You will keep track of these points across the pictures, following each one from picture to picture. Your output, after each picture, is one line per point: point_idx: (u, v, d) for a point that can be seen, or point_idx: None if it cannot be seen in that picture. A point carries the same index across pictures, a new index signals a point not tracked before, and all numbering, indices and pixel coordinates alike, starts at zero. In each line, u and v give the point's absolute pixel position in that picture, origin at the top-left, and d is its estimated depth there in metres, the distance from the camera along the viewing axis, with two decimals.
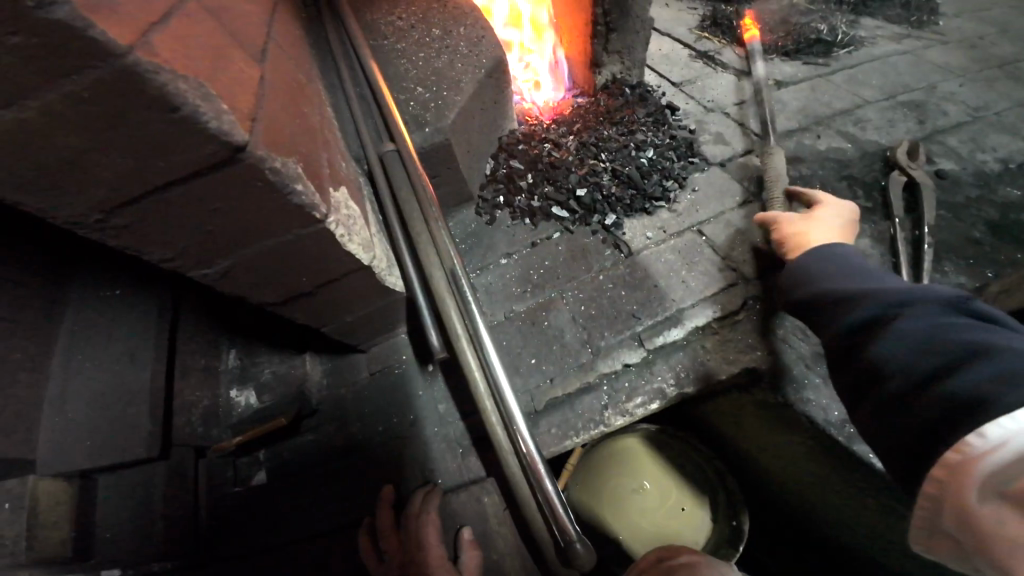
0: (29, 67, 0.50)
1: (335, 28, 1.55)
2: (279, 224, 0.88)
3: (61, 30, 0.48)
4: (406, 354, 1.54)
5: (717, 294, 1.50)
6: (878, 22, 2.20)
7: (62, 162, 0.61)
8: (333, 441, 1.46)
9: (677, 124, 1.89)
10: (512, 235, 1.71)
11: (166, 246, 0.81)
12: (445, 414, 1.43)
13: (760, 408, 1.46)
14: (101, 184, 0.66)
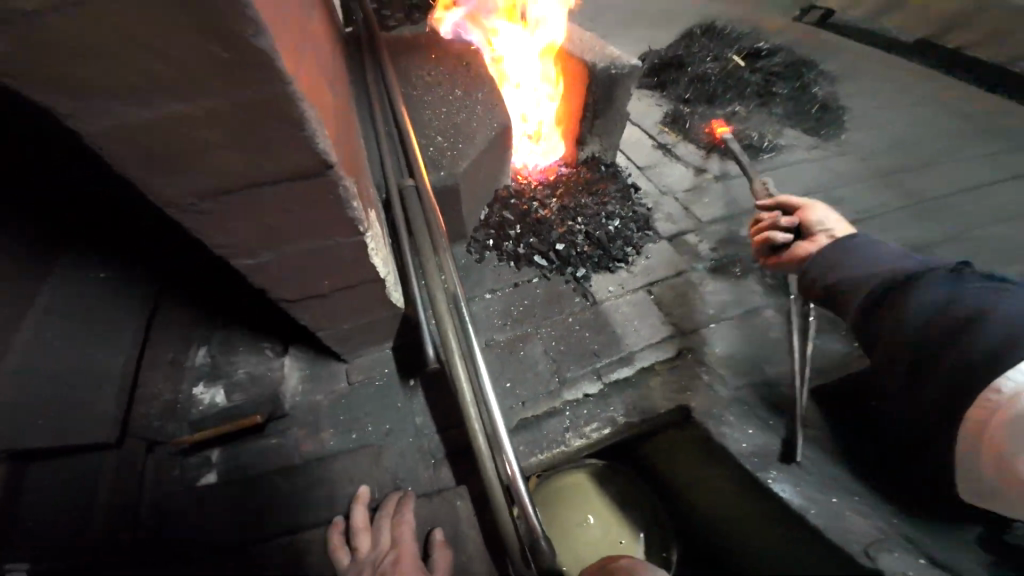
0: (210, 75, 0.64)
1: (370, 72, 1.76)
2: (329, 228, 1.01)
3: (256, 54, 0.63)
4: (388, 367, 1.60)
5: (662, 343, 1.79)
6: (799, 134, 2.83)
7: (193, 149, 0.73)
8: (302, 447, 1.46)
9: (638, 201, 2.28)
10: (498, 274, 1.93)
11: (232, 232, 0.92)
12: (422, 426, 1.49)
13: (692, 443, 1.72)
14: (209, 170, 0.77)
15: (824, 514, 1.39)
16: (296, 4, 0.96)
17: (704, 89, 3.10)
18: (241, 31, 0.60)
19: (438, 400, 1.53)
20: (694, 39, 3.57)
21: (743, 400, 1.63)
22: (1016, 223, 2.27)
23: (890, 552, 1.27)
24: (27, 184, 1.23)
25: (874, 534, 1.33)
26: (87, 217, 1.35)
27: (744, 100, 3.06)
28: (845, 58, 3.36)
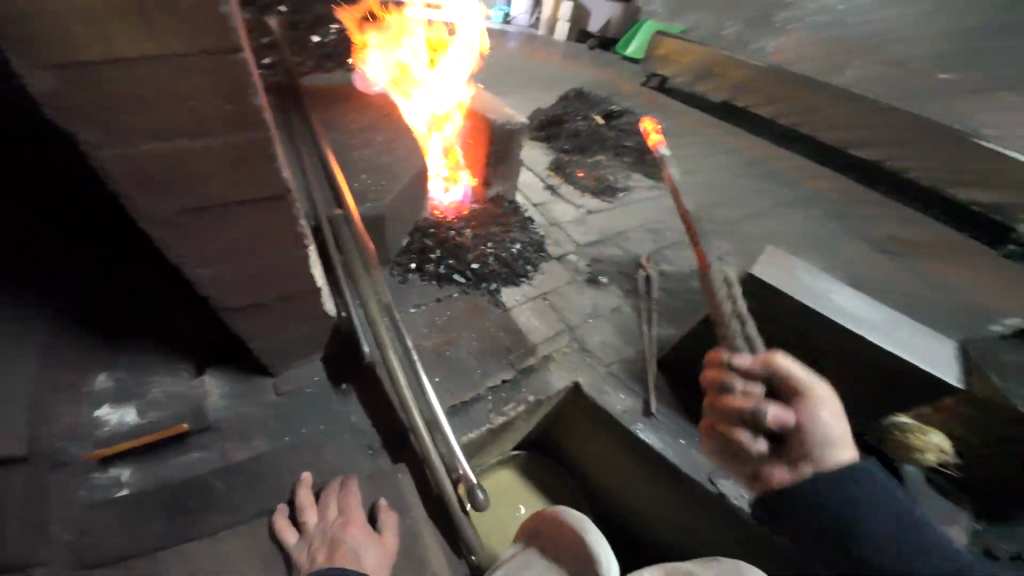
0: (215, 123, 0.88)
1: (298, 123, 2.04)
2: (284, 244, 1.22)
3: (255, 111, 0.89)
4: (318, 375, 1.72)
5: (559, 337, 2.21)
6: (647, 181, 3.71)
7: (185, 174, 0.93)
8: (230, 456, 1.49)
9: (534, 230, 2.79)
10: (424, 291, 2.22)
11: (197, 243, 1.09)
12: (358, 423, 1.65)
13: (588, 417, 2.12)
14: (195, 194, 0.97)
15: (679, 454, 1.88)
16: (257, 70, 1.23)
17: (579, 142, 3.88)
18: (248, 96, 0.86)
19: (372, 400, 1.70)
20: (569, 101, 4.41)
21: (619, 376, 2.11)
22: (787, 241, 3.25)
23: (724, 480, 1.81)
24: (29, 183, 1.66)
25: (713, 467, 1.84)
26: (81, 216, 1.75)
27: (609, 153, 3.90)
28: (675, 125, 4.48)
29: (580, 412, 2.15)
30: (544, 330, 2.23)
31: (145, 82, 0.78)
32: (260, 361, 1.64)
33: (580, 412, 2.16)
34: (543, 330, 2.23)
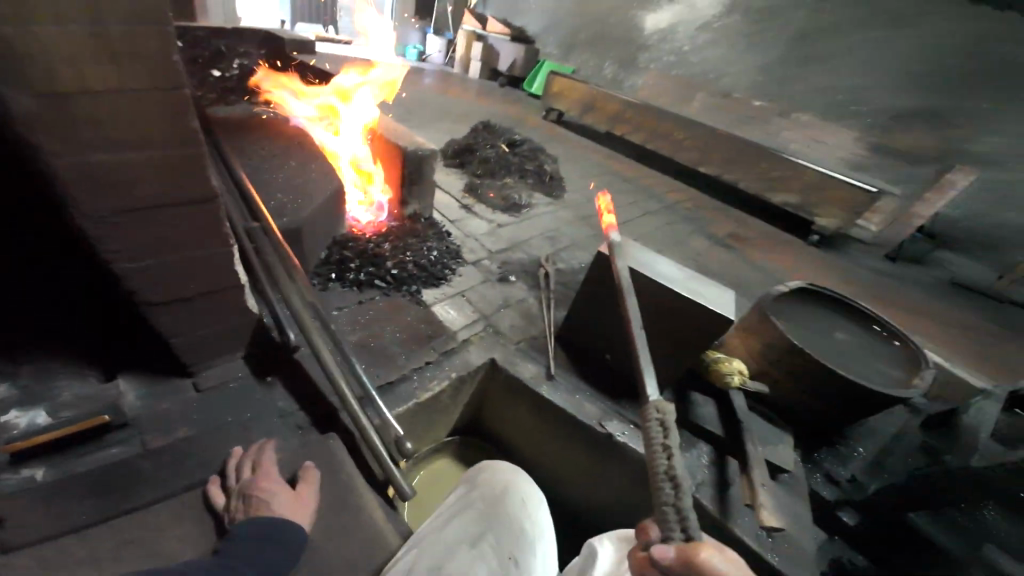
0: (153, 131, 1.14)
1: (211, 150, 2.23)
2: (211, 242, 1.46)
3: (186, 122, 1.17)
4: (241, 370, 1.88)
5: (475, 323, 2.51)
6: (546, 200, 4.31)
7: (126, 181, 1.17)
8: (153, 446, 1.57)
9: (451, 241, 3.14)
10: (348, 297, 2.44)
11: (129, 241, 1.29)
12: (285, 409, 1.83)
13: (505, 392, 2.37)
14: (131, 191, 1.20)
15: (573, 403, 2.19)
16: None
17: (489, 167, 4.36)
18: (186, 120, 1.16)
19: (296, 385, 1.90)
20: (479, 130, 4.85)
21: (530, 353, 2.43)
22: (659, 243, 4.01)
23: (612, 421, 2.16)
24: None
25: (602, 413, 2.19)
26: None
27: (514, 175, 4.45)
28: None
29: (499, 390, 2.41)
30: (462, 320, 2.52)
31: (102, 108, 1.05)
32: (181, 362, 1.76)
33: (497, 389, 2.41)
34: (461, 319, 2.52)
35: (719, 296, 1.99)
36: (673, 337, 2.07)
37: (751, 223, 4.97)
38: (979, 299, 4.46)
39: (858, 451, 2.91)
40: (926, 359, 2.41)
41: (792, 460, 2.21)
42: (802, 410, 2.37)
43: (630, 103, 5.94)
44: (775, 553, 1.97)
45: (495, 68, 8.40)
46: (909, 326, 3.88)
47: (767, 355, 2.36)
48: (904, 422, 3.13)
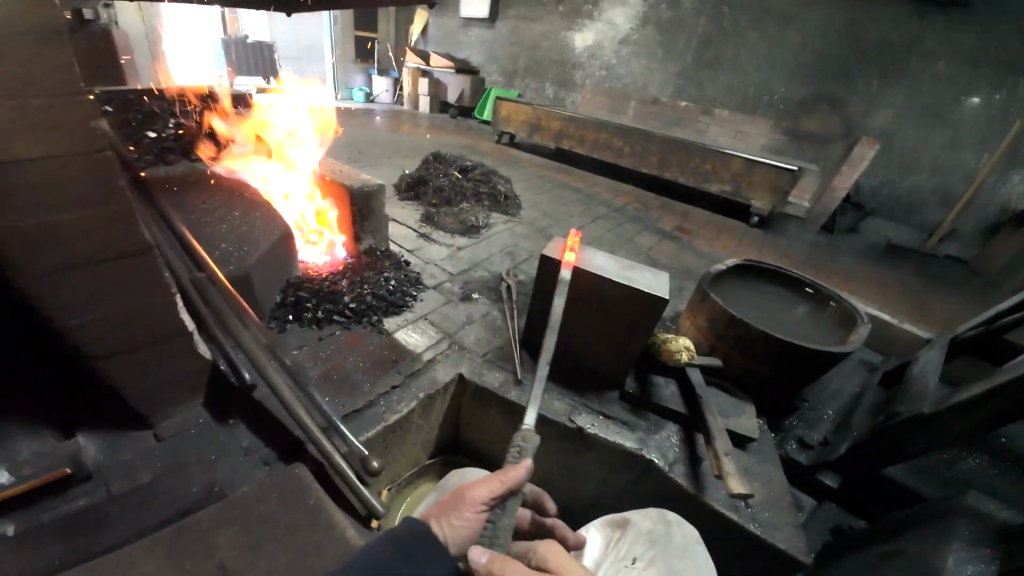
0: (83, 192, 1.26)
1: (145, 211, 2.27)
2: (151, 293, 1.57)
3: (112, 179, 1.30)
4: (202, 416, 1.96)
5: (438, 341, 2.54)
6: (501, 219, 4.46)
7: (55, 244, 1.28)
8: (113, 495, 1.62)
9: (410, 269, 3.21)
10: (310, 338, 2.46)
11: (69, 299, 1.40)
12: (249, 447, 1.89)
13: (477, 404, 2.42)
14: (72, 250, 1.32)
15: (542, 404, 2.26)
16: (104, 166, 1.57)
17: (443, 195, 4.44)
18: (112, 181, 1.30)
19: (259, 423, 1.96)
20: (430, 162, 4.94)
21: (495, 360, 2.48)
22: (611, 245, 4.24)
23: (581, 415, 2.25)
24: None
25: (570, 408, 2.29)
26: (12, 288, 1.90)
27: (468, 199, 4.56)
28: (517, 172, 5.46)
29: (470, 404, 2.45)
30: (424, 339, 2.54)
31: (30, 179, 1.17)
32: (138, 414, 1.83)
33: (467, 403, 2.46)
34: (423, 339, 2.54)
35: (654, 280, 2.14)
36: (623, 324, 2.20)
37: (694, 218, 5.34)
38: (914, 257, 4.82)
39: (827, 414, 3.03)
40: (859, 314, 2.59)
41: (755, 427, 2.33)
42: (757, 379, 2.51)
43: (570, 119, 6.29)
44: (756, 521, 2.00)
45: (442, 101, 8.72)
46: (850, 290, 4.18)
47: (713, 330, 2.55)
48: (860, 380, 3.33)
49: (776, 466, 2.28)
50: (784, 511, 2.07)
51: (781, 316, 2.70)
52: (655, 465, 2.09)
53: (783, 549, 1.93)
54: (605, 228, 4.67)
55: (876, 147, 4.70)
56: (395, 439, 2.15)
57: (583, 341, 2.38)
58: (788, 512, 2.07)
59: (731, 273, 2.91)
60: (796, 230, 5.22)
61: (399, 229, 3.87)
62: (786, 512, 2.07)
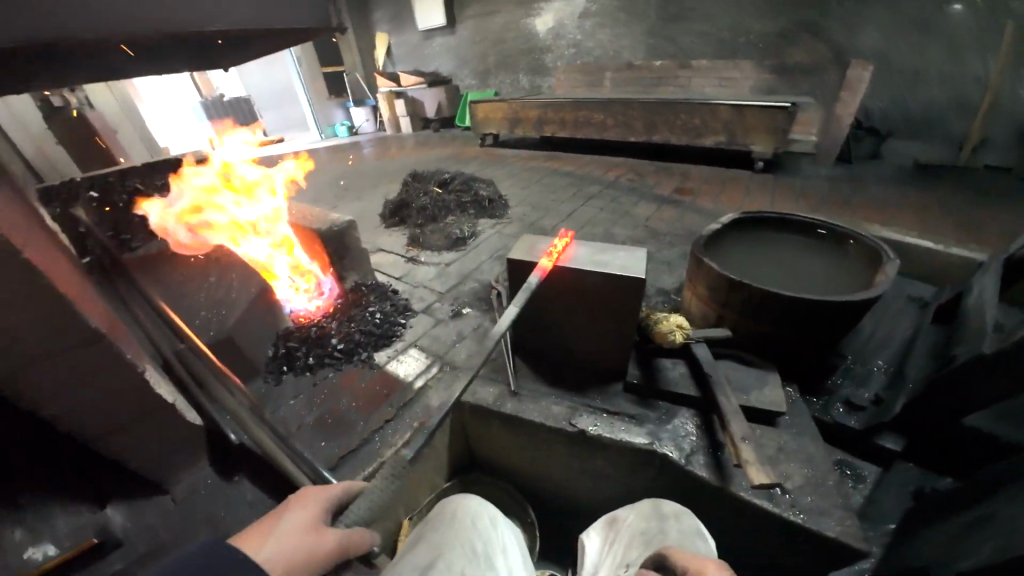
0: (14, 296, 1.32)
1: (127, 294, 2.44)
2: (116, 374, 1.64)
3: (37, 280, 1.34)
4: (208, 476, 2.04)
5: (428, 367, 2.48)
6: (489, 224, 4.36)
7: (2, 348, 1.35)
8: (133, 562, 1.70)
9: (398, 296, 3.17)
10: (304, 386, 2.46)
11: (36, 392, 1.48)
12: (255, 500, 1.92)
13: (479, 422, 2.34)
14: (24, 352, 1.40)
15: (540, 413, 2.16)
16: (54, 263, 1.63)
17: (427, 214, 4.39)
18: (38, 281, 1.34)
19: (258, 475, 1.98)
20: (410, 183, 4.91)
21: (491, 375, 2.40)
22: (606, 224, 4.05)
23: (581, 417, 2.12)
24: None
25: (570, 411, 2.16)
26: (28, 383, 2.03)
27: (451, 212, 4.49)
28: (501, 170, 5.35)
29: (472, 422, 2.38)
30: (415, 366, 2.50)
31: None
32: (152, 481, 1.92)
33: (469, 421, 2.39)
34: (414, 366, 2.50)
35: (633, 261, 2.00)
36: (608, 312, 2.08)
37: (693, 175, 5.04)
38: (948, 173, 4.31)
39: (877, 366, 2.82)
40: (885, 252, 2.26)
41: (782, 398, 2.10)
42: (775, 343, 2.28)
43: (546, 105, 6.10)
44: (795, 508, 1.77)
45: (422, 117, 8.72)
46: (876, 221, 3.81)
47: (716, 298, 2.33)
48: (908, 324, 3.03)
49: (811, 437, 2.05)
50: (827, 492, 1.83)
51: (794, 274, 2.45)
52: (669, 458, 1.93)
53: (833, 538, 1.69)
54: (598, 207, 4.46)
55: (869, 69, 4.18)
56: (397, 472, 2.11)
57: (575, 337, 2.26)
58: (833, 493, 1.82)
59: (731, 232, 2.64)
60: (808, 167, 4.80)
61: (386, 257, 3.85)
62: (831, 493, 1.82)
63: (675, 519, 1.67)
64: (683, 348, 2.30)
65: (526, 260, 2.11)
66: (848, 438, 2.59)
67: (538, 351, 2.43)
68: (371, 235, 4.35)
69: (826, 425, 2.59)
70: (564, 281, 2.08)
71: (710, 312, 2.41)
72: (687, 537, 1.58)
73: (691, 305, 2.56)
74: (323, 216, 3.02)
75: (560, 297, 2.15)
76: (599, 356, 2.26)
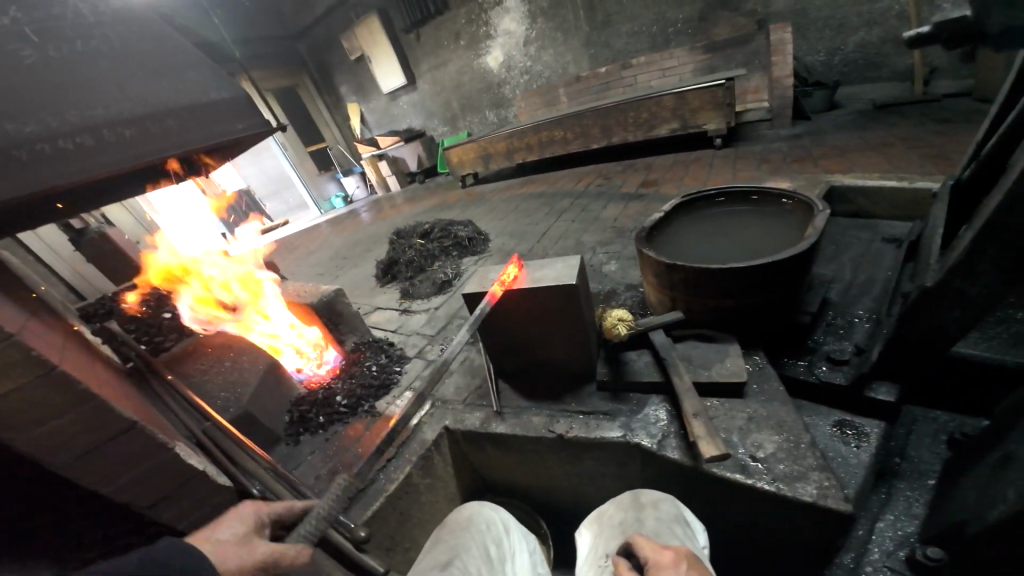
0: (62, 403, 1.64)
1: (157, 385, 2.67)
2: (154, 455, 1.94)
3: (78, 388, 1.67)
4: None
5: (422, 406, 2.72)
6: (471, 262, 4.65)
7: (60, 447, 1.67)
8: None
9: (393, 348, 3.46)
10: (319, 443, 2.74)
11: (91, 480, 1.78)
12: None
13: (475, 444, 2.54)
14: (77, 448, 1.71)
15: (523, 427, 2.33)
16: (94, 377, 1.96)
17: (415, 265, 4.72)
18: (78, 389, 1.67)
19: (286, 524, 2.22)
20: (395, 241, 5.30)
21: (479, 400, 2.62)
22: (577, 234, 4.26)
23: (559, 422, 2.29)
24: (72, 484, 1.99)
25: (549, 419, 2.34)
26: None
27: (436, 259, 4.82)
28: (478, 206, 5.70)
29: (471, 446, 2.57)
30: (411, 407, 2.75)
31: (21, 407, 1.57)
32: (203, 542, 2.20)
33: (469, 446, 2.58)
34: (410, 407, 2.75)
35: (567, 269, 2.23)
36: (560, 318, 2.27)
37: (656, 165, 5.20)
38: (904, 107, 4.30)
39: (858, 316, 2.71)
40: (818, 205, 2.33)
41: (743, 369, 2.19)
42: (730, 315, 2.39)
43: (508, 135, 6.48)
44: (769, 477, 1.81)
45: (406, 172, 9.31)
46: (839, 169, 3.81)
47: (664, 284, 2.48)
48: (886, 265, 3.00)
49: (780, 402, 2.11)
50: (801, 456, 1.85)
51: (741, 242, 2.50)
52: (642, 446, 2.05)
53: (809, 501, 1.69)
54: (569, 219, 4.68)
55: (789, 29, 4.43)
56: (408, 502, 2.31)
57: (541, 349, 2.46)
58: (806, 456, 1.84)
59: (675, 222, 2.78)
60: (767, 132, 4.87)
61: (382, 315, 4.17)
62: (805, 456, 1.85)
63: (651, 507, 1.91)
64: (641, 341, 2.49)
65: (477, 288, 2.35)
66: (841, 396, 2.44)
67: (516, 370, 2.64)
68: (369, 296, 4.71)
69: (811, 386, 2.49)
70: (515, 299, 2.30)
71: (663, 301, 2.57)
72: (666, 524, 1.82)
73: (650, 297, 2.70)
74: (313, 291, 3.41)
75: (515, 317, 2.38)
76: (568, 361, 2.44)
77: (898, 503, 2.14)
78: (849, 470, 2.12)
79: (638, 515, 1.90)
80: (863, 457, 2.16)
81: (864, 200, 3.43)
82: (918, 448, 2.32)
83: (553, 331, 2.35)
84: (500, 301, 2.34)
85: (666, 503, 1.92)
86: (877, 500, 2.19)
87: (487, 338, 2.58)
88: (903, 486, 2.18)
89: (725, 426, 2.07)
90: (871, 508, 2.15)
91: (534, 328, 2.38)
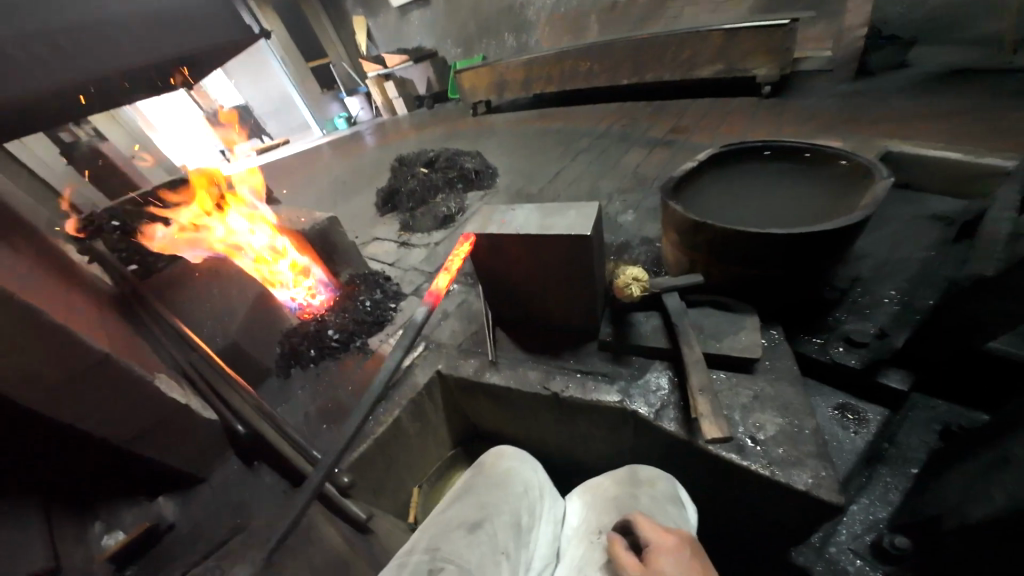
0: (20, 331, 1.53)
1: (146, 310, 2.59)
2: (131, 387, 1.89)
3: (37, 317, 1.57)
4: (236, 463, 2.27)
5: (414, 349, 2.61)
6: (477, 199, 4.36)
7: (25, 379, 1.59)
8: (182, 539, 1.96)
9: (390, 282, 3.30)
10: (308, 376, 2.67)
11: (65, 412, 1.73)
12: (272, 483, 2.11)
13: (469, 394, 2.45)
14: (44, 379, 1.64)
15: (518, 381, 2.23)
16: (64, 304, 1.87)
17: (417, 197, 4.43)
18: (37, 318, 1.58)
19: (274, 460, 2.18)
20: (397, 170, 4.94)
21: (474, 348, 2.50)
22: (594, 180, 3.94)
23: (555, 380, 2.18)
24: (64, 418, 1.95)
25: (545, 375, 2.23)
26: None
27: (439, 192, 4.51)
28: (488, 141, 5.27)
29: (465, 395, 2.49)
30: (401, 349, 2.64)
31: None
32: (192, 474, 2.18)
33: (462, 395, 2.50)
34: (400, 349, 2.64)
35: (579, 219, 1.98)
36: (568, 273, 2.08)
37: (687, 113, 4.73)
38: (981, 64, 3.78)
39: (888, 297, 2.51)
40: (878, 171, 2.03)
41: (757, 344, 2.03)
42: (752, 287, 2.19)
43: (528, 63, 5.86)
44: (765, 460, 1.71)
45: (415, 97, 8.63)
46: (893, 133, 3.42)
47: (686, 245, 2.25)
48: (928, 243, 2.74)
49: (790, 381, 1.97)
50: (803, 442, 1.75)
51: (777, 207, 2.24)
52: (640, 416, 1.95)
53: (803, 490, 1.61)
54: (587, 163, 4.32)
55: None
56: (397, 447, 2.27)
57: (545, 303, 2.30)
58: (808, 442, 1.73)
59: (706, 175, 2.49)
60: (817, 85, 4.36)
61: (379, 247, 3.97)
62: (807, 442, 1.74)
63: (649, 485, 1.85)
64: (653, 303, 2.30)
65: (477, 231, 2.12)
66: (853, 380, 2.31)
67: (516, 322, 2.50)
68: (368, 227, 4.48)
69: (823, 366, 2.35)
70: (520, 249, 2.08)
71: (682, 262, 2.35)
72: (657, 503, 1.77)
73: (668, 257, 2.49)
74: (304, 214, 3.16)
75: (518, 266, 2.18)
76: (573, 318, 2.29)
77: (876, 488, 2.01)
78: (842, 456, 2.12)
79: (633, 491, 1.83)
80: (858, 442, 2.17)
81: (916, 168, 3.09)
82: (909, 434, 2.13)
83: (559, 287, 2.17)
84: (503, 250, 2.13)
85: (663, 482, 1.87)
86: (856, 483, 2.05)
87: (488, 286, 2.41)
88: (886, 471, 2.04)
89: (730, 403, 1.95)
90: (848, 490, 2.03)
91: (538, 281, 2.20)
